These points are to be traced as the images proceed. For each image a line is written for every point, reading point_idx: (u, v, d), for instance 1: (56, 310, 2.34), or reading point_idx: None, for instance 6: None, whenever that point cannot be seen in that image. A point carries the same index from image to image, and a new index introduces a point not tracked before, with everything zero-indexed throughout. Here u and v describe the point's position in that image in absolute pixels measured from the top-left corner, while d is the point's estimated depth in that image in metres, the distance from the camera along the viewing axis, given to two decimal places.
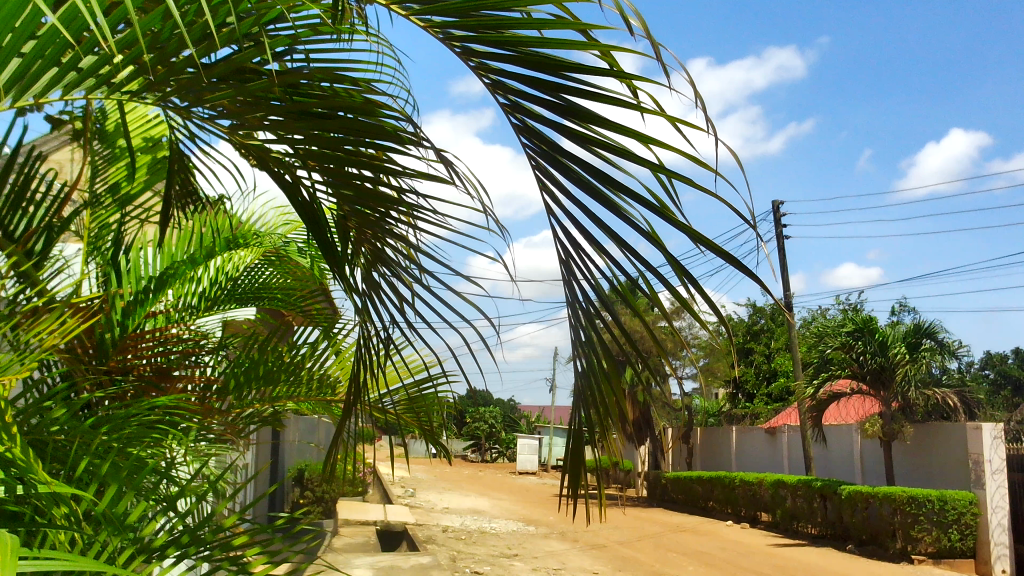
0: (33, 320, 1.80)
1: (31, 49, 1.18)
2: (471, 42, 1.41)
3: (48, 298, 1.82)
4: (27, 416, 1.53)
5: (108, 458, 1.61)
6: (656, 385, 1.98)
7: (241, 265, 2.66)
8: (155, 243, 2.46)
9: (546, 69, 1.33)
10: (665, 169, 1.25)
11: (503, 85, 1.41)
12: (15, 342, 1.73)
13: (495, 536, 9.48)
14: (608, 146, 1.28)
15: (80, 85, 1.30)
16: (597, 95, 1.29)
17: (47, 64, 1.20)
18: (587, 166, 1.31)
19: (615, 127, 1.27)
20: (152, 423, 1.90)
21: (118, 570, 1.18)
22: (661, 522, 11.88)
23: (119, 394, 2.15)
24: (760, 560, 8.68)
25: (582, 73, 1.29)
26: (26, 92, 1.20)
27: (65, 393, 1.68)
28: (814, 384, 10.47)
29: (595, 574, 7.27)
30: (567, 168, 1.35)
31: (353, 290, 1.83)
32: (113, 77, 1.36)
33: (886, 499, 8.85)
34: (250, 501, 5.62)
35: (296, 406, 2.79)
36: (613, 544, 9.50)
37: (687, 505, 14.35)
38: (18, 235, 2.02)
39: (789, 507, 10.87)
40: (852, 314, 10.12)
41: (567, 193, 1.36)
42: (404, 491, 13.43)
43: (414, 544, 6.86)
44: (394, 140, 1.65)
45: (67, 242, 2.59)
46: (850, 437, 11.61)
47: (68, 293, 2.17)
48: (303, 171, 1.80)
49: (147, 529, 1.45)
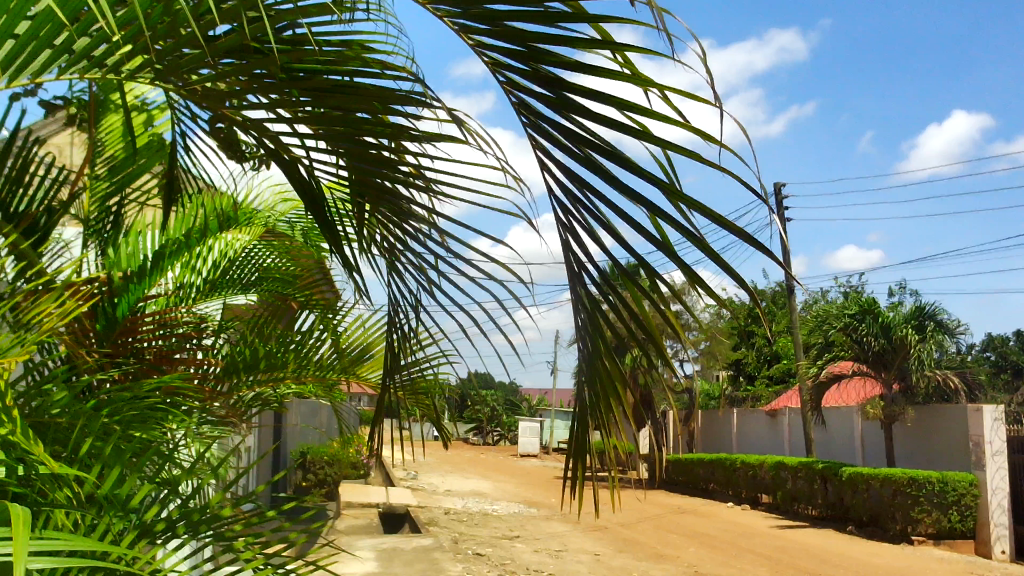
0: (34, 302, 1.80)
1: (26, 30, 1.17)
2: (466, 19, 1.39)
3: (48, 281, 1.82)
4: (27, 398, 1.54)
5: (113, 442, 1.61)
6: (658, 367, 1.98)
7: (241, 247, 2.66)
8: (154, 225, 2.46)
9: (542, 45, 1.32)
10: (663, 144, 1.24)
11: (499, 63, 1.40)
12: (16, 324, 1.73)
13: (497, 518, 9.53)
14: (605, 122, 1.27)
15: (75, 65, 1.29)
16: (593, 70, 1.28)
17: (42, 45, 1.18)
18: (587, 142, 1.30)
19: (613, 102, 1.26)
20: (156, 406, 1.90)
21: (121, 552, 1.18)
22: (662, 505, 11.93)
23: (120, 376, 2.16)
24: (760, 541, 8.73)
25: (576, 47, 1.28)
26: (21, 71, 1.19)
27: (71, 376, 1.68)
28: (815, 366, 10.48)
29: (596, 555, 7.31)
30: (566, 147, 1.34)
31: (354, 267, 1.82)
32: (109, 56, 1.34)
33: (886, 481, 8.88)
34: (253, 487, 5.59)
35: (298, 389, 2.80)
36: (614, 525, 9.54)
37: (688, 487, 14.41)
38: (18, 217, 2.02)
39: (790, 489, 10.91)
40: (854, 296, 10.11)
41: (567, 171, 1.34)
42: (406, 473, 13.48)
43: (416, 526, 6.90)
44: (402, 100, 1.63)
45: (68, 225, 2.59)
46: (852, 420, 11.64)
47: (67, 276, 2.17)
48: (302, 146, 1.78)
49: (149, 510, 1.46)
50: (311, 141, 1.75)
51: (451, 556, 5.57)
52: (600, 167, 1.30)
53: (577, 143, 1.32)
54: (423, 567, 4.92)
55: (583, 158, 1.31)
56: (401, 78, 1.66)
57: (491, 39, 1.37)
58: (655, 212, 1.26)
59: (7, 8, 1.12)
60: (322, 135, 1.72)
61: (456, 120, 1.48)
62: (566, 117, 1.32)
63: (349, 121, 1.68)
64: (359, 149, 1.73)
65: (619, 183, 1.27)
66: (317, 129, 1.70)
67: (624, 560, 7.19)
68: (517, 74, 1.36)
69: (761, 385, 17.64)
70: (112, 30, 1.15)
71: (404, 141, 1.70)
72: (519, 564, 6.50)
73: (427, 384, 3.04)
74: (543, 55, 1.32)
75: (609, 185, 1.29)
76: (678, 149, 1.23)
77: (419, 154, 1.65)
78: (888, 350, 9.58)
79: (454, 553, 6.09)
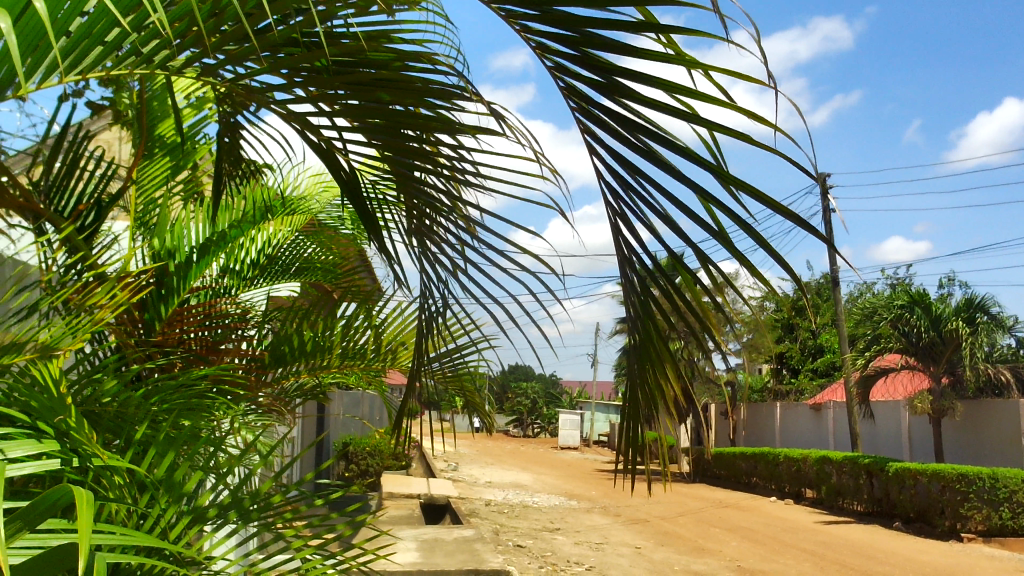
0: (86, 294, 1.84)
1: (79, 28, 1.19)
2: (513, 5, 1.39)
3: (99, 273, 1.86)
4: (80, 387, 1.57)
5: (162, 431, 1.65)
6: (701, 359, 1.97)
7: (284, 238, 2.70)
8: (200, 218, 2.51)
9: (588, 30, 1.31)
10: (710, 126, 1.23)
11: (547, 48, 1.40)
12: (68, 314, 1.78)
13: (537, 509, 9.54)
14: (661, 110, 1.26)
15: (126, 62, 1.32)
16: (640, 52, 1.27)
17: (94, 42, 1.21)
18: (634, 126, 1.29)
19: (660, 85, 1.25)
20: (202, 397, 1.94)
21: (174, 539, 1.21)
22: (703, 498, 11.84)
23: (168, 365, 2.21)
24: (804, 536, 8.62)
25: (620, 30, 1.27)
26: (75, 68, 1.22)
27: (120, 366, 1.71)
28: (862, 359, 10.30)
29: (637, 549, 7.28)
30: (613, 130, 1.33)
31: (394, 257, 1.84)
32: (158, 52, 1.37)
33: (935, 476, 8.72)
34: (296, 475, 5.67)
35: (341, 379, 2.83)
36: (655, 518, 9.50)
37: (730, 480, 14.28)
38: (70, 212, 2.08)
39: (835, 483, 10.76)
40: (902, 288, 9.91)
41: (615, 155, 1.34)
42: (446, 465, 13.55)
43: (457, 517, 6.94)
44: (443, 94, 1.64)
45: (117, 220, 2.64)
46: (899, 413, 11.44)
47: (116, 268, 2.23)
48: (342, 138, 1.80)
49: (199, 497, 1.49)
50: (351, 133, 1.76)
51: (492, 546, 5.60)
52: (656, 157, 1.28)
53: (632, 132, 1.30)
54: (463, 557, 4.95)
55: (638, 149, 1.30)
56: (442, 70, 1.67)
57: (539, 24, 1.37)
58: (712, 204, 1.25)
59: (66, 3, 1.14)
60: (364, 126, 1.73)
61: (494, 112, 1.48)
62: (621, 105, 1.30)
63: (392, 115, 1.70)
64: (400, 140, 1.73)
65: (676, 173, 1.26)
66: (359, 120, 1.71)
67: (665, 554, 7.16)
68: (570, 61, 1.35)
69: (804, 378, 17.40)
70: (162, 26, 1.17)
71: (443, 134, 1.71)
72: (559, 556, 6.52)
73: (467, 375, 3.07)
74: (595, 42, 1.31)
75: (657, 167, 1.28)
76: (726, 131, 1.21)
77: (457, 149, 1.65)
78: (938, 343, 9.38)
79: (495, 544, 6.12)
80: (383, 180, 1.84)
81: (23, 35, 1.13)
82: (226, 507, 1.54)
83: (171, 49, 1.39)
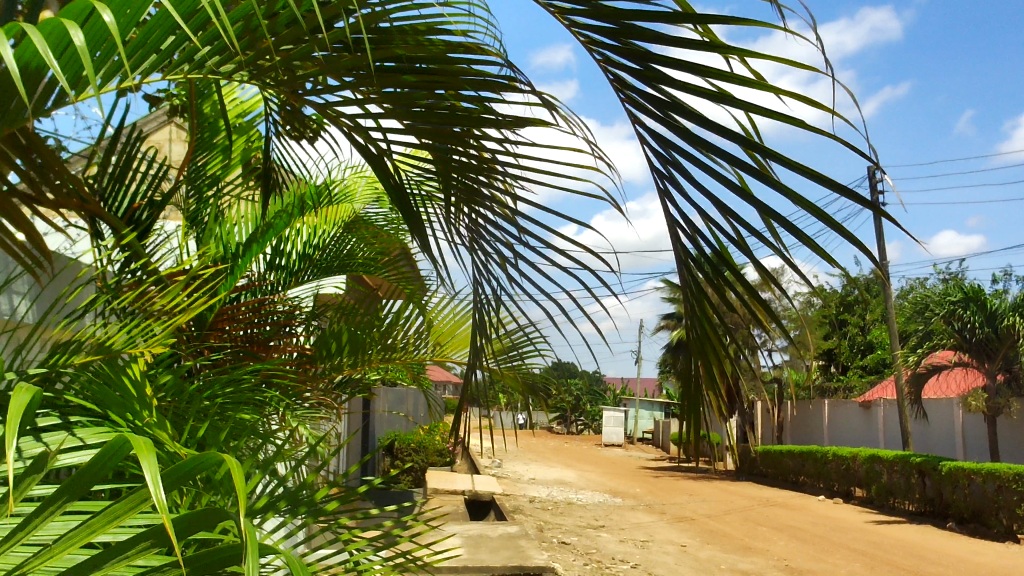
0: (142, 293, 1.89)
1: (136, 35, 1.22)
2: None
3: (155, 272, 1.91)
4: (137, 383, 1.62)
5: (216, 424, 1.69)
6: (745, 356, 1.96)
7: (329, 237, 2.75)
8: (249, 218, 2.56)
9: (633, 22, 1.30)
10: (756, 112, 1.21)
11: (594, 41, 1.40)
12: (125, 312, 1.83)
13: (581, 507, 9.51)
14: (705, 98, 1.25)
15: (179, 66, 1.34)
16: (685, 42, 1.25)
17: (149, 49, 1.24)
18: (680, 115, 1.28)
19: (706, 74, 1.24)
20: (255, 390, 1.99)
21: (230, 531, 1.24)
22: (749, 496, 11.70)
23: (219, 361, 2.26)
24: (854, 536, 8.48)
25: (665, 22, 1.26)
26: (130, 74, 1.25)
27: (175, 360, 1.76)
28: (913, 356, 10.10)
29: (684, 547, 7.23)
30: (661, 120, 1.33)
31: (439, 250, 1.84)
32: (213, 53, 1.39)
33: (991, 476, 8.52)
34: (342, 470, 5.73)
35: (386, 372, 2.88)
36: (701, 516, 9.41)
37: (777, 479, 14.09)
38: (124, 212, 2.13)
39: (885, 482, 10.56)
40: (956, 283, 9.69)
41: (662, 145, 1.33)
42: (490, 461, 13.57)
43: (502, 514, 6.95)
44: (491, 87, 1.65)
45: (168, 219, 2.70)
46: (952, 412, 11.19)
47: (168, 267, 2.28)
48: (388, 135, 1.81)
49: (254, 492, 1.53)
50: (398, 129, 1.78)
51: (537, 543, 5.61)
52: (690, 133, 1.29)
53: (666, 111, 1.31)
54: (509, 554, 4.97)
55: (672, 126, 1.30)
56: (490, 64, 1.68)
57: (585, 18, 1.37)
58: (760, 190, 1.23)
59: (127, 8, 1.17)
60: (410, 125, 1.75)
61: (544, 100, 1.49)
62: (669, 96, 1.29)
63: (437, 111, 1.71)
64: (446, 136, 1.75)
65: (709, 145, 1.27)
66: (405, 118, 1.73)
67: (711, 552, 7.11)
68: (617, 53, 1.35)
69: (853, 375, 17.11)
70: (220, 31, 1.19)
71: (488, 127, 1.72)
72: (604, 553, 6.50)
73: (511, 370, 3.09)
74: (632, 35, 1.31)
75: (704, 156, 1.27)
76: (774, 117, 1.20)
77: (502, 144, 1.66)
78: (994, 339, 9.16)
79: (540, 541, 6.12)
80: (430, 174, 1.85)
81: (91, 37, 1.15)
82: (283, 495, 1.58)
83: (228, 50, 1.43)
